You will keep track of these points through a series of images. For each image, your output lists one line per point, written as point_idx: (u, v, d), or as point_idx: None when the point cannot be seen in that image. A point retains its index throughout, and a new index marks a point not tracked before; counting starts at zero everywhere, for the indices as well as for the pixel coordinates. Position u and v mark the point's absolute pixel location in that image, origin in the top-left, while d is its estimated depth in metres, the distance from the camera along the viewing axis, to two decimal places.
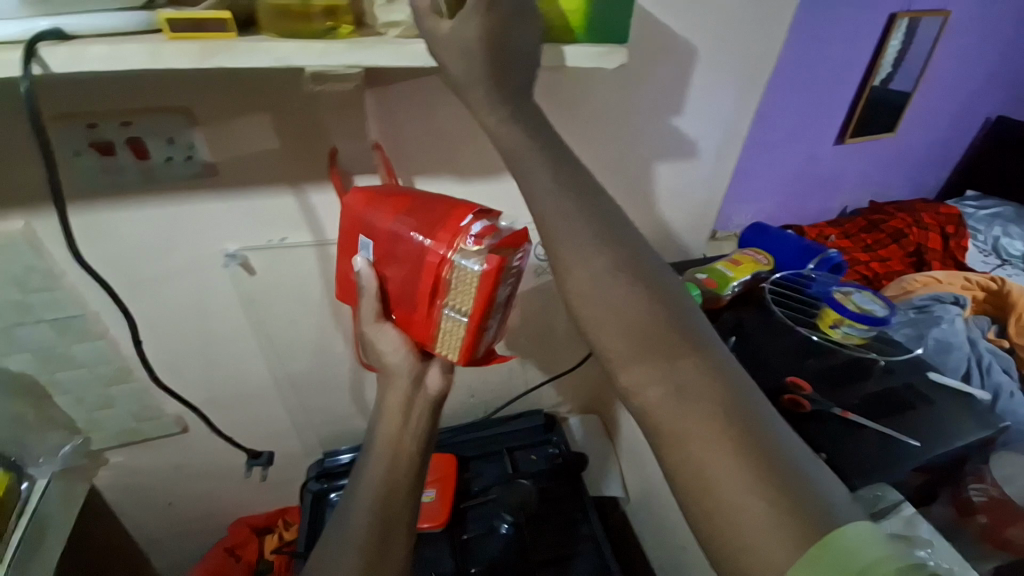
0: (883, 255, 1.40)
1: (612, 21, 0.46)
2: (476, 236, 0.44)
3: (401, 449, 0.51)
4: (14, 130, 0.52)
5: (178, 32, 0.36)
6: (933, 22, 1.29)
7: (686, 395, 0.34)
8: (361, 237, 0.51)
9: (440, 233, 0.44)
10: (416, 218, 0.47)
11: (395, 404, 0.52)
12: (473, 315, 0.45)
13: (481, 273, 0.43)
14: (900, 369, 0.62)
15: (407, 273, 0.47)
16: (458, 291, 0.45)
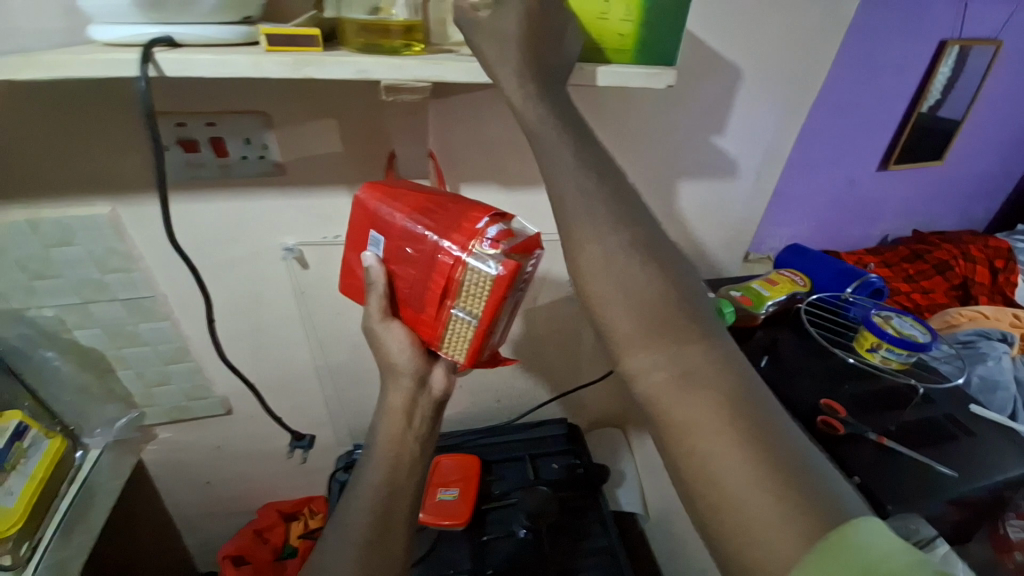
0: (925, 287, 1.37)
1: (663, 44, 0.48)
2: (492, 239, 0.43)
3: (403, 448, 0.51)
4: (113, 126, 0.58)
5: (275, 44, 0.41)
6: (986, 51, 1.26)
7: (690, 383, 0.34)
8: (371, 232, 0.49)
9: (456, 233, 0.44)
10: (431, 216, 0.46)
11: (397, 404, 0.51)
12: (483, 318, 0.44)
13: (495, 277, 0.42)
14: (940, 400, 0.61)
15: (420, 272, 0.46)
16: (469, 293, 0.44)
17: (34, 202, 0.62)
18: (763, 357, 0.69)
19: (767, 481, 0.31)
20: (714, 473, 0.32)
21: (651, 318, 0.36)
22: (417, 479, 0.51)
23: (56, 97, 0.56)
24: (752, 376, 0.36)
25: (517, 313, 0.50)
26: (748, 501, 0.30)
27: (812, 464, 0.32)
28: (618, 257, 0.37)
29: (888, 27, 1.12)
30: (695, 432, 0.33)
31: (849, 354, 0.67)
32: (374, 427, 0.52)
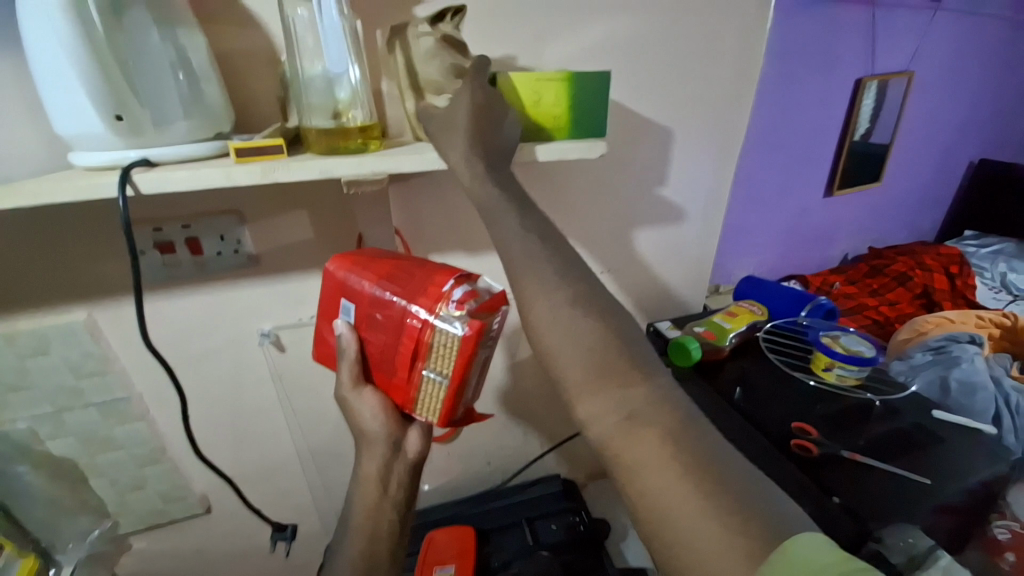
0: (891, 299, 1.44)
1: (593, 120, 0.55)
2: (458, 300, 0.43)
3: (380, 519, 0.54)
4: (90, 237, 0.61)
5: (244, 156, 0.45)
6: (899, 83, 1.42)
7: (638, 425, 0.36)
8: (340, 299, 0.49)
9: (422, 297, 0.44)
10: (397, 281, 0.46)
11: (372, 472, 0.54)
12: (453, 378, 0.44)
13: (462, 337, 0.42)
14: (905, 409, 0.64)
15: (389, 336, 0.46)
16: (439, 355, 0.44)
17: (7, 316, 0.63)
18: (734, 388, 0.71)
19: (721, 513, 0.31)
20: (664, 508, 0.33)
21: (594, 364, 0.39)
22: (396, 545, 0.55)
23: (36, 216, 0.59)
24: (696, 410, 0.37)
25: (488, 369, 0.49)
26: (700, 535, 0.31)
27: (765, 494, 0.32)
28: (555, 313, 0.41)
29: (803, 75, 1.26)
30: (642, 470, 0.34)
31: (808, 376, 0.70)
32: (351, 498, 0.55)
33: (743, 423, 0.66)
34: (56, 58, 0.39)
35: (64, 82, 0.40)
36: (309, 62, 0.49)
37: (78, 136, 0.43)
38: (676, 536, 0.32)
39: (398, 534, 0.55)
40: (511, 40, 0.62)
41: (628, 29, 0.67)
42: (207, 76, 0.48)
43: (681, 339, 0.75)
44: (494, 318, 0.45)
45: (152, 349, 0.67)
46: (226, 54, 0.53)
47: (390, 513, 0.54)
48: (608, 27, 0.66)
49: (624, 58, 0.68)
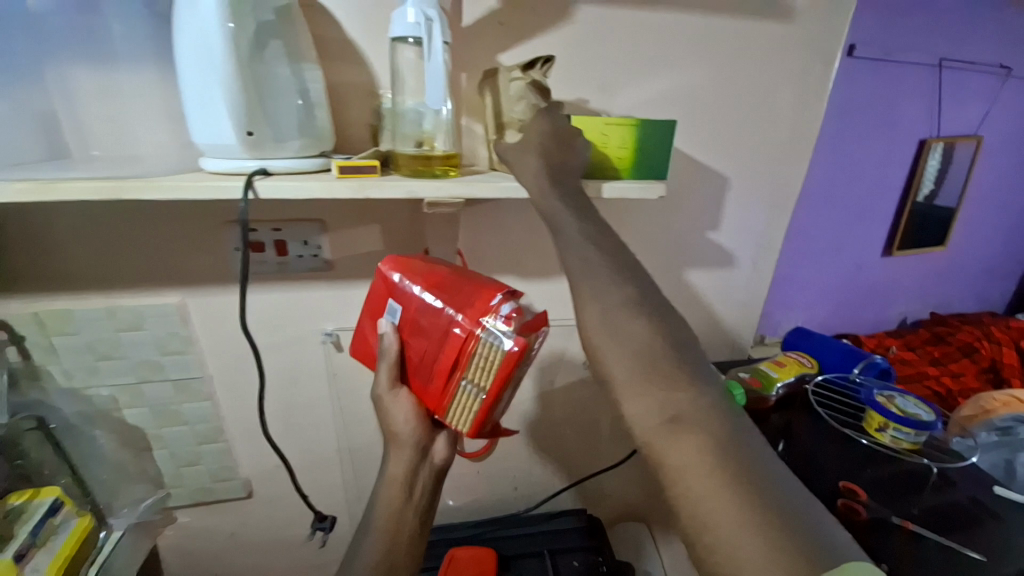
0: (955, 370, 1.35)
1: (655, 162, 0.58)
2: (505, 315, 0.45)
3: (401, 526, 0.53)
4: (195, 230, 0.70)
5: (345, 172, 0.51)
6: (966, 147, 1.38)
7: (686, 448, 0.36)
8: (388, 301, 0.51)
9: (470, 308, 0.46)
10: (447, 292, 0.48)
11: (397, 475, 0.54)
12: (490, 392, 0.45)
13: (506, 352, 0.44)
14: (962, 482, 0.61)
15: (433, 342, 0.47)
16: (479, 366, 0.45)
17: (114, 292, 0.72)
18: (777, 442, 0.70)
19: (770, 547, 0.32)
20: (711, 536, 0.33)
21: (643, 383, 0.39)
22: (416, 555, 0.54)
23: (155, 208, 0.68)
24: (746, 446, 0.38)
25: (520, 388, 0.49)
26: (745, 565, 0.32)
27: (817, 536, 0.32)
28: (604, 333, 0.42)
29: (864, 133, 1.26)
30: (690, 496, 0.35)
31: (860, 436, 0.68)
32: (376, 497, 0.55)
33: None
34: (209, 81, 0.47)
35: (211, 100, 0.48)
36: (406, 97, 0.56)
37: (212, 146, 0.50)
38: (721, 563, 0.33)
39: (416, 545, 0.54)
40: (584, 86, 0.68)
41: (695, 81, 0.71)
42: (320, 102, 0.55)
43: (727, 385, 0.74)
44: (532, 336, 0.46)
45: (245, 326, 0.73)
46: (335, 84, 0.61)
47: (413, 515, 0.54)
48: (676, 79, 0.70)
49: (689, 108, 0.72)
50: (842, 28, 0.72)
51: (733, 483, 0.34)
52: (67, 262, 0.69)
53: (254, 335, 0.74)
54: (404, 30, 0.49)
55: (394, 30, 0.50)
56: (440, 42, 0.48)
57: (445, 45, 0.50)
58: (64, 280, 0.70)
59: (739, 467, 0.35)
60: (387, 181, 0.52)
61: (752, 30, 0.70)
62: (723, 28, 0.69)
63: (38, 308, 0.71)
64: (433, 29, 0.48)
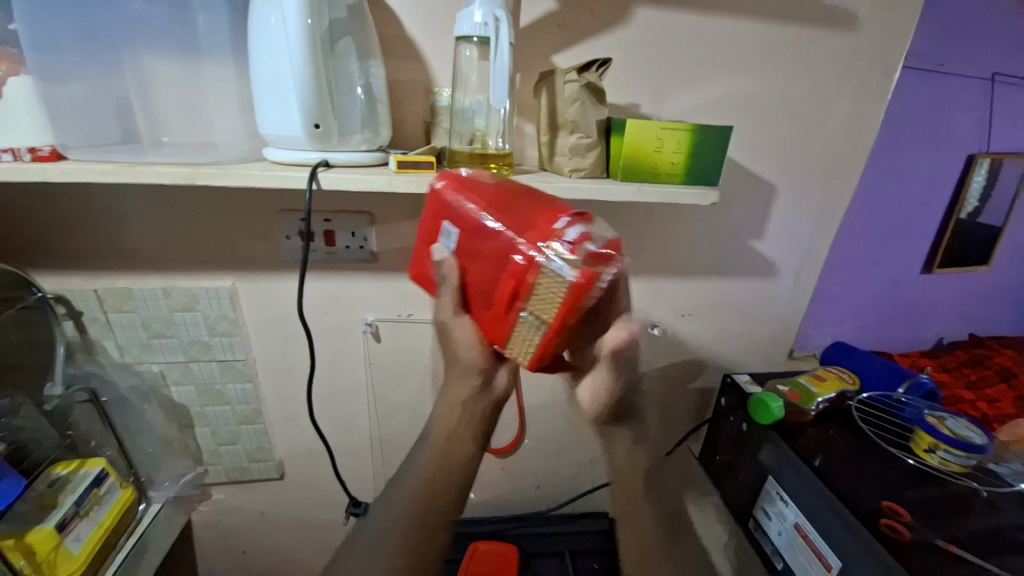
0: (992, 395, 1.28)
1: (708, 170, 0.58)
2: (570, 240, 0.37)
3: (455, 444, 0.52)
4: (250, 216, 0.73)
5: (403, 167, 0.53)
6: (1017, 164, 1.33)
7: None
8: (446, 223, 0.47)
9: (530, 231, 0.39)
10: (509, 213, 0.42)
11: (457, 397, 0.53)
12: (551, 327, 0.37)
13: (569, 281, 0.36)
14: (1009, 508, 0.59)
15: (490, 268, 0.42)
16: (540, 297, 0.38)
17: (170, 274, 0.75)
18: (813, 459, 0.68)
19: None
20: None
21: None
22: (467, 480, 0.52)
23: (214, 195, 0.71)
24: None
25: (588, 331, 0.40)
26: None
27: None
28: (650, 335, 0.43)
29: (912, 145, 1.22)
30: None
31: (906, 456, 0.67)
32: (435, 414, 0.56)
33: (821, 487, 0.64)
34: (283, 75, 0.49)
35: (284, 93, 0.50)
36: (465, 95, 0.57)
37: (280, 137, 0.53)
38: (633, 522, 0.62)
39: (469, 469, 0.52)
40: (636, 89, 0.68)
41: (748, 88, 0.70)
42: (381, 98, 0.57)
43: (764, 396, 0.75)
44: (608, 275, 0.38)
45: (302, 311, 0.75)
46: (395, 82, 0.63)
47: (468, 443, 0.52)
48: (729, 85, 0.70)
49: (740, 115, 0.72)
50: (904, 38, 0.70)
51: None
52: (129, 243, 0.73)
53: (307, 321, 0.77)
54: (469, 29, 0.50)
55: (458, 29, 0.51)
56: (508, 41, 0.49)
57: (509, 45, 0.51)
58: (126, 261, 0.74)
59: None
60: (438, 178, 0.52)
61: (810, 37, 0.69)
62: (782, 34, 0.68)
63: (98, 286, 0.74)
64: (500, 28, 0.49)
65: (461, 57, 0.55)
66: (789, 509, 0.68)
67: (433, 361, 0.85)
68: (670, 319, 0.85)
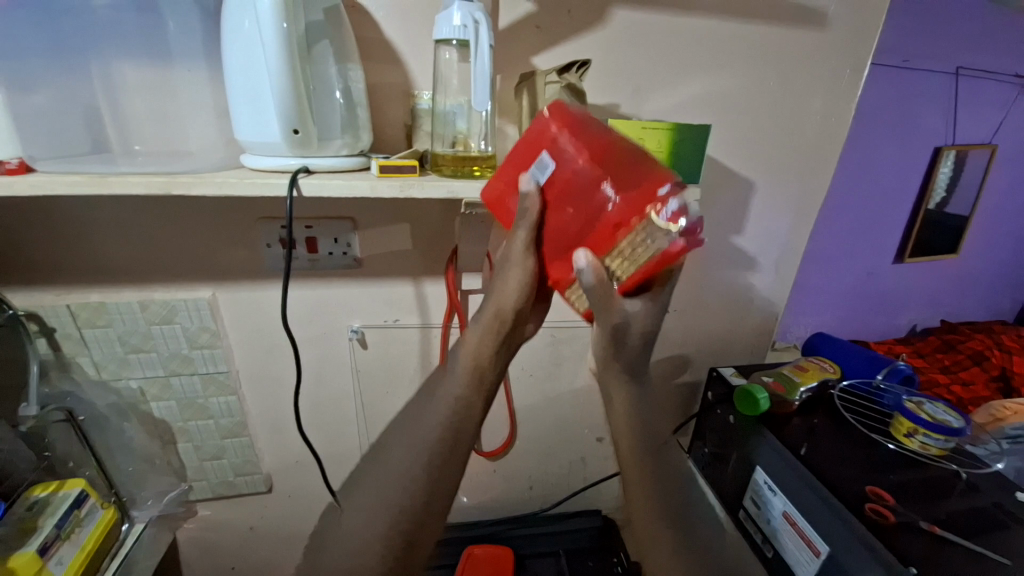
0: (965, 378, 1.34)
1: (689, 168, 0.59)
2: (672, 211, 0.37)
3: (481, 374, 0.47)
4: (228, 225, 0.71)
5: (386, 172, 0.53)
6: (980, 155, 1.38)
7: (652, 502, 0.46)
8: (539, 155, 0.43)
9: (638, 194, 0.38)
10: (612, 163, 0.40)
11: (491, 319, 0.48)
12: (629, 282, 0.40)
13: (662, 251, 0.38)
14: (985, 487, 0.62)
15: (585, 217, 0.41)
16: (626, 254, 0.40)
17: (148, 286, 0.73)
18: (800, 447, 0.69)
19: None
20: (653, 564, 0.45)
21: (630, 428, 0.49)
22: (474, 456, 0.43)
23: (190, 204, 0.69)
24: None
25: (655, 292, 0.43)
26: None
27: None
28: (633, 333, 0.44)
29: (882, 139, 1.26)
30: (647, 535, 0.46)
31: (886, 440, 0.69)
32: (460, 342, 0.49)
33: (807, 474, 0.65)
34: (259, 80, 0.48)
35: (261, 99, 0.49)
36: (446, 98, 0.57)
37: (257, 144, 0.52)
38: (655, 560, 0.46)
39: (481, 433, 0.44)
40: (617, 89, 0.69)
41: (725, 86, 0.72)
42: (360, 102, 0.56)
43: (749, 387, 0.76)
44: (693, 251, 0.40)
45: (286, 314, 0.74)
46: (374, 86, 0.63)
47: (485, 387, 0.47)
48: (706, 84, 0.71)
49: (718, 113, 0.73)
50: (872, 35, 0.72)
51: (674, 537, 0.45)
52: (104, 256, 0.70)
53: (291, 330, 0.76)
54: (447, 32, 0.50)
55: (437, 31, 0.51)
56: (488, 44, 0.49)
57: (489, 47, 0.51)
58: (100, 274, 0.72)
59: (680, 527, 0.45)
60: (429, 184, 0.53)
61: (782, 36, 0.70)
62: (755, 33, 0.69)
63: (71, 301, 0.72)
64: (479, 31, 0.49)
65: (441, 59, 0.55)
66: (778, 499, 0.69)
67: (421, 366, 0.84)
68: None
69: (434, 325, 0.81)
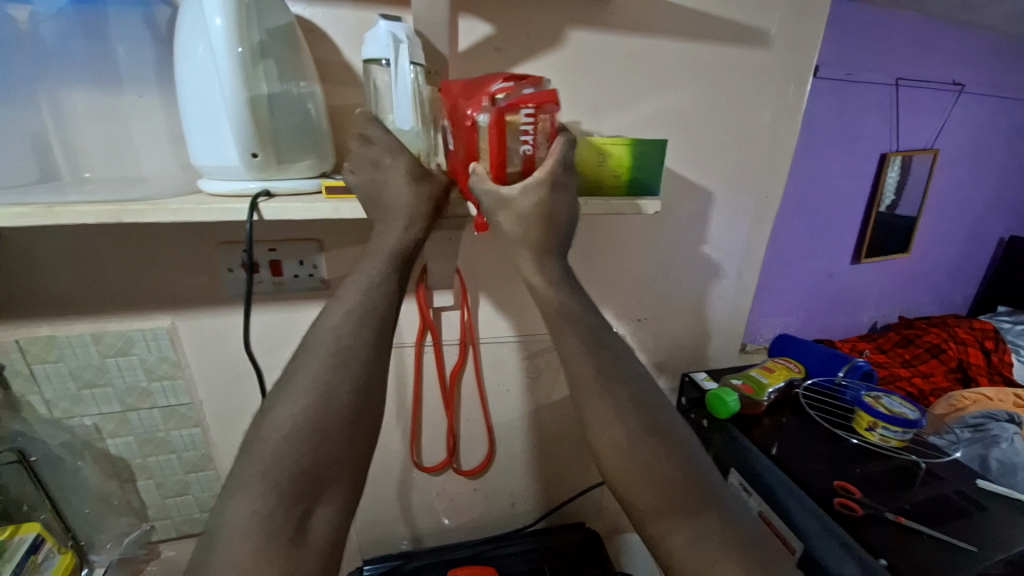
0: (924, 370, 1.42)
1: (649, 181, 0.61)
2: (494, 93, 0.42)
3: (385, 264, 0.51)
4: (188, 251, 0.69)
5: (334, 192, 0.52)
6: (924, 159, 1.48)
7: (649, 472, 0.44)
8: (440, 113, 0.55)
9: (474, 95, 0.44)
10: (465, 89, 0.48)
11: (397, 198, 0.51)
12: (493, 167, 0.44)
13: (490, 126, 0.41)
14: (944, 475, 0.65)
15: (457, 137, 0.49)
16: (482, 145, 0.44)
17: (101, 318, 0.70)
18: (771, 448, 0.70)
19: None
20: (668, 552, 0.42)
21: (605, 404, 0.46)
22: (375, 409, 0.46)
23: (146, 231, 0.67)
24: None
25: (536, 173, 0.45)
26: None
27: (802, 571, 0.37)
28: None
29: (829, 148, 1.33)
30: (652, 514, 0.43)
31: (849, 435, 0.71)
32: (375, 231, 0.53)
33: (786, 478, 0.66)
34: (215, 103, 0.48)
35: (216, 123, 0.48)
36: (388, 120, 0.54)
37: (214, 169, 0.51)
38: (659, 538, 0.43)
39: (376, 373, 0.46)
40: (577, 107, 0.71)
41: (679, 101, 0.75)
42: (320, 126, 0.57)
43: (719, 392, 0.78)
44: (535, 115, 0.42)
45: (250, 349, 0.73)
46: (335, 109, 0.63)
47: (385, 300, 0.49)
48: (662, 99, 0.74)
49: (674, 127, 0.76)
50: (812, 51, 0.77)
51: (683, 502, 0.43)
52: (53, 288, 0.67)
53: (254, 356, 0.74)
54: (376, 51, 0.51)
55: (367, 50, 0.52)
56: (408, 66, 0.50)
57: (413, 66, 0.52)
58: (51, 307, 0.68)
59: (684, 492, 0.43)
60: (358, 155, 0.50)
61: (731, 52, 0.74)
62: (705, 52, 0.73)
63: (18, 336, 0.68)
64: (400, 50, 0.50)
65: (375, 81, 0.54)
66: (757, 501, 0.69)
67: (395, 385, 0.84)
68: (628, 326, 0.88)
69: (407, 343, 0.81)
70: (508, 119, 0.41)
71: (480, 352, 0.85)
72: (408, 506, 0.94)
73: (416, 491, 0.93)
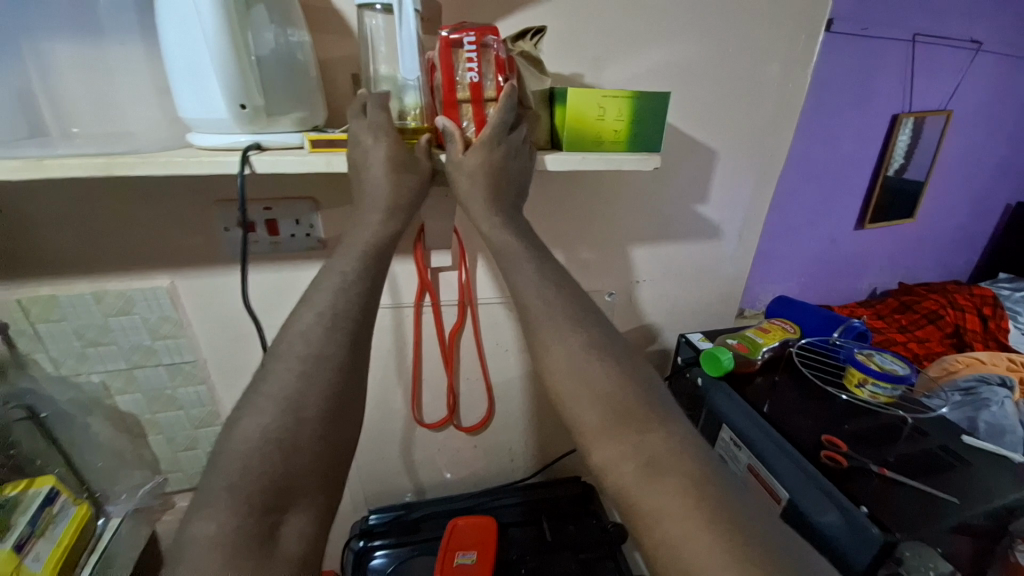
0: (920, 336, 1.43)
1: (652, 136, 0.60)
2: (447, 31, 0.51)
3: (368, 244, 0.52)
4: (183, 209, 0.68)
5: (317, 146, 0.51)
6: (936, 121, 1.44)
7: (652, 464, 0.41)
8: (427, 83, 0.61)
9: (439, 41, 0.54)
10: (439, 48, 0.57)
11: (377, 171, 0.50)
12: (444, 90, 0.51)
13: (439, 53, 0.50)
14: (931, 432, 0.66)
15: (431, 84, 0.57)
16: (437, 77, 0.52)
17: (101, 277, 0.70)
18: (762, 406, 0.72)
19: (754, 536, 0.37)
20: (648, 522, 0.39)
21: (583, 380, 0.46)
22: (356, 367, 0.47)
23: (137, 188, 0.66)
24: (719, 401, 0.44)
25: (483, 99, 0.52)
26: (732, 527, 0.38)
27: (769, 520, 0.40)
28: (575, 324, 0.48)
29: (839, 108, 1.29)
30: (640, 494, 0.41)
31: (840, 393, 0.73)
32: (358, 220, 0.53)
33: (771, 432, 0.68)
34: (198, 51, 0.46)
35: (202, 72, 0.47)
36: (376, 67, 0.55)
37: (201, 121, 0.50)
38: (632, 479, 0.41)
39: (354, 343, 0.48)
40: (578, 60, 0.68)
41: (683, 54, 0.72)
42: (312, 78, 0.55)
43: (714, 351, 0.78)
44: (477, 43, 0.49)
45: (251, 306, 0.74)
46: (328, 61, 0.61)
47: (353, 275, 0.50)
48: (667, 51, 0.71)
49: (678, 81, 0.73)
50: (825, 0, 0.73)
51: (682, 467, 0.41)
52: (51, 247, 0.67)
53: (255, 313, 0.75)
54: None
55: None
56: (412, 9, 0.47)
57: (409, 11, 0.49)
58: (50, 265, 0.68)
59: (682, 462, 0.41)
60: (361, 127, 0.51)
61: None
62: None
63: (20, 295, 0.69)
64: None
65: (367, 26, 0.54)
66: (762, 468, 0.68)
67: (395, 346, 0.85)
68: (628, 288, 0.88)
69: (405, 304, 0.82)
70: (451, 43, 0.49)
71: (479, 313, 0.86)
72: (410, 461, 0.97)
73: (417, 447, 0.96)
